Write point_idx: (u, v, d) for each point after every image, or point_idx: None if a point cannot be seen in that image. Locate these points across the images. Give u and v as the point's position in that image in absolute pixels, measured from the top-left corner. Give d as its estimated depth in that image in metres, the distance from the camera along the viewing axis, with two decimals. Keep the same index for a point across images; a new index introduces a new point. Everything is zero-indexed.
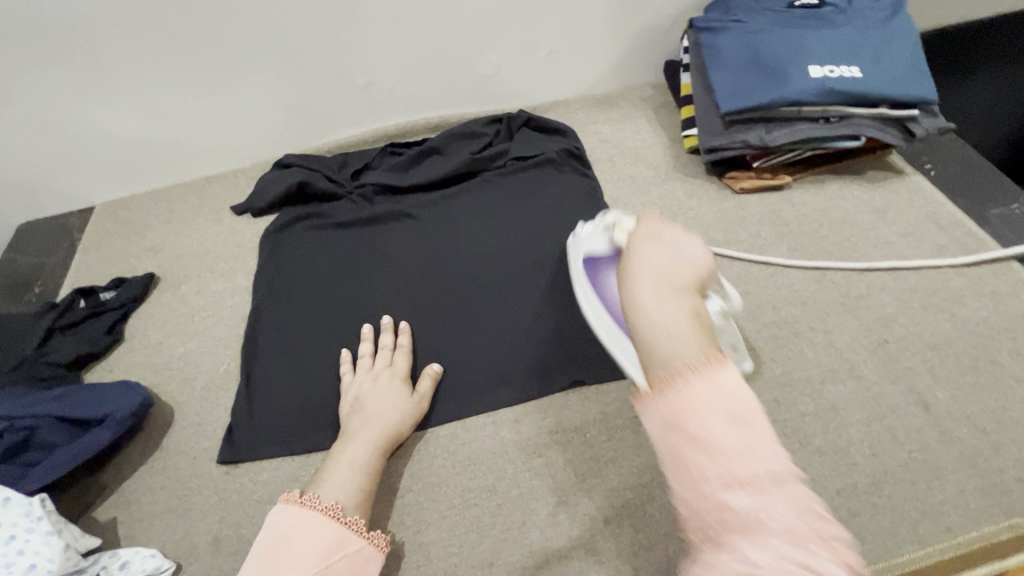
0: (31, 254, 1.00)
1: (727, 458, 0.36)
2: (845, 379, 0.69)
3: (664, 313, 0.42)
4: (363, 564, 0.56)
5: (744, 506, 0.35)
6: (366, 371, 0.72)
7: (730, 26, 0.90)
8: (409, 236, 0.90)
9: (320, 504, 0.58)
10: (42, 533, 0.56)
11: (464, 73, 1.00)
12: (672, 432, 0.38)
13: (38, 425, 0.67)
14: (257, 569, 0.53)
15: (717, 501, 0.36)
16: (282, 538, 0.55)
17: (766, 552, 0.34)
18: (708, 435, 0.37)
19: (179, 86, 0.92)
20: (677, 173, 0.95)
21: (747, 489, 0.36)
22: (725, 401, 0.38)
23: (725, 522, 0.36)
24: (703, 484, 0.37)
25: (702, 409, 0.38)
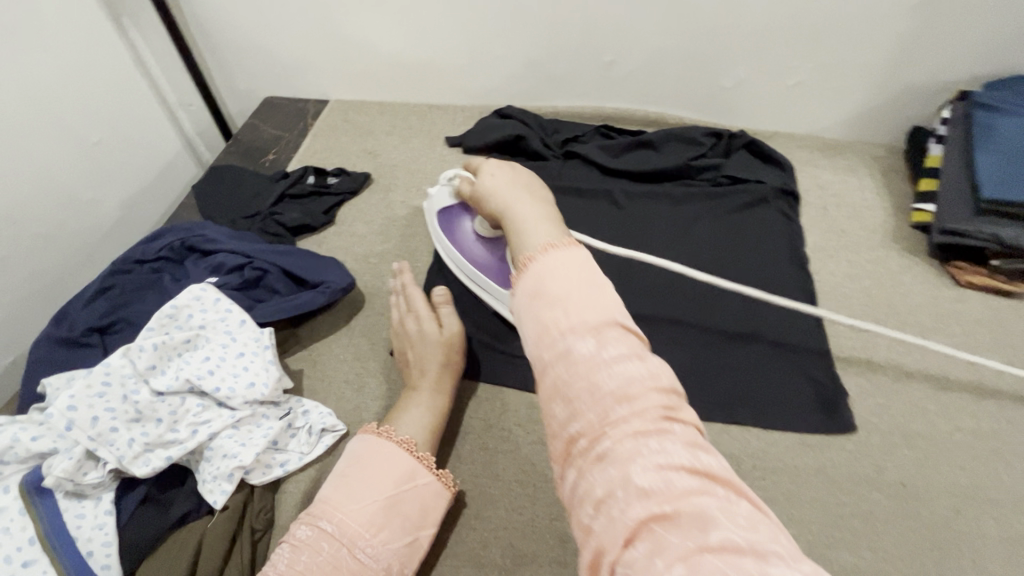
0: (272, 125, 1.13)
1: (607, 372, 0.39)
2: None
3: (540, 241, 0.49)
4: (433, 498, 0.60)
5: (603, 376, 0.39)
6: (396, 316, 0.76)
7: (1015, 112, 0.83)
8: (602, 219, 0.93)
9: (397, 437, 0.62)
10: (264, 361, 0.65)
11: (704, 79, 0.99)
12: (542, 308, 0.43)
13: (270, 271, 0.76)
14: (339, 486, 0.58)
15: (612, 429, 0.37)
16: (356, 461, 0.60)
17: (647, 469, 0.35)
18: (563, 295, 0.43)
19: (442, 17, 0.99)
20: (895, 244, 0.89)
21: (595, 363, 0.39)
22: (579, 270, 0.44)
23: (617, 445, 0.36)
24: (568, 352, 0.40)
25: (562, 291, 0.43)
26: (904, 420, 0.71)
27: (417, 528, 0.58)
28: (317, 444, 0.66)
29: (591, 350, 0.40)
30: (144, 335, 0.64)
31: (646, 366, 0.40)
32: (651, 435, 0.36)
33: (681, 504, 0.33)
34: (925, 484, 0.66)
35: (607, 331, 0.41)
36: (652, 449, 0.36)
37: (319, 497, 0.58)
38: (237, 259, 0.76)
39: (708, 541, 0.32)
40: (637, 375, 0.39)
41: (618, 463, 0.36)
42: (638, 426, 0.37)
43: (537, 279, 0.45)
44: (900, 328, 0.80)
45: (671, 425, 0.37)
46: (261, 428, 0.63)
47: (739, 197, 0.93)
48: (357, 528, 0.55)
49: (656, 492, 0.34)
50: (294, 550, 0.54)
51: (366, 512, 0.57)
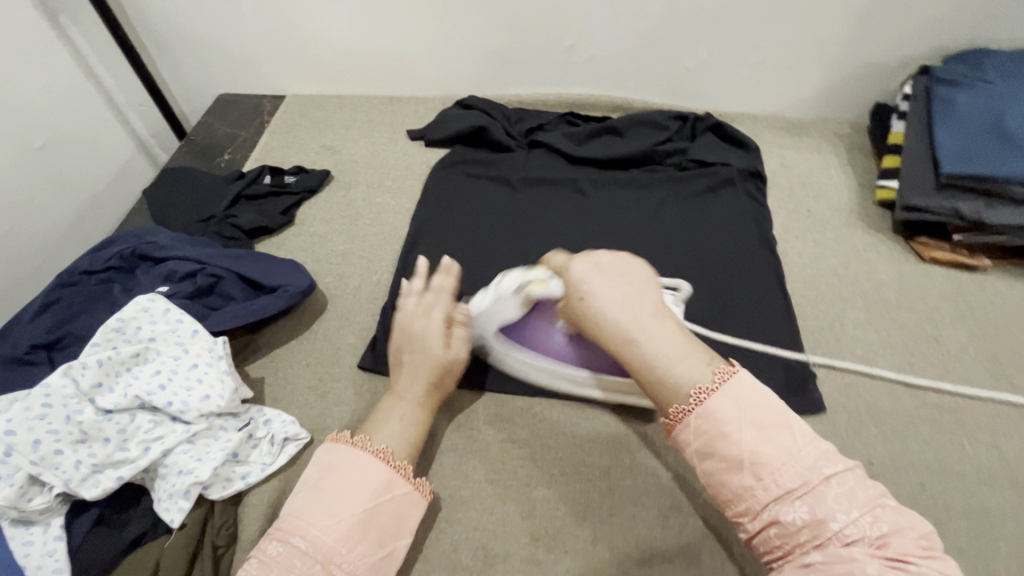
0: (226, 123, 1.09)
1: (781, 470, 0.43)
2: (1005, 488, 0.64)
3: (678, 361, 0.49)
4: (409, 507, 0.59)
5: (791, 503, 0.42)
6: (413, 306, 0.67)
7: (973, 85, 0.83)
8: (567, 209, 0.91)
9: (373, 447, 0.59)
10: (219, 371, 0.62)
11: (667, 62, 0.98)
12: (708, 440, 0.46)
13: (224, 277, 0.73)
14: (313, 502, 0.55)
15: (817, 527, 0.41)
16: (331, 473, 0.57)
17: (821, 551, 0.40)
18: (733, 416, 0.46)
19: (398, 6, 0.96)
20: (861, 222, 0.89)
21: (776, 474, 0.43)
22: (700, 365, 0.49)
23: (805, 522, 0.42)
24: (734, 461, 0.45)
25: (731, 407, 0.46)
26: (871, 397, 0.72)
27: (392, 539, 0.57)
28: (279, 453, 0.65)
29: (742, 448, 0.45)
30: (89, 350, 0.61)
31: (823, 467, 0.43)
32: (848, 542, 0.40)
33: (839, 562, 0.39)
34: (893, 460, 0.66)
35: (773, 433, 0.45)
36: (852, 563, 0.39)
37: (290, 515, 0.54)
38: (189, 265, 0.73)
39: None
40: (808, 459, 0.44)
41: (824, 553, 0.40)
42: (841, 525, 0.41)
43: (705, 408, 0.46)
44: (867, 306, 0.80)
45: (884, 555, 0.39)
46: (219, 441, 0.61)
47: (706, 180, 0.92)
48: (333, 544, 0.52)
49: (821, 558, 0.40)
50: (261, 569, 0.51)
51: (343, 527, 0.54)
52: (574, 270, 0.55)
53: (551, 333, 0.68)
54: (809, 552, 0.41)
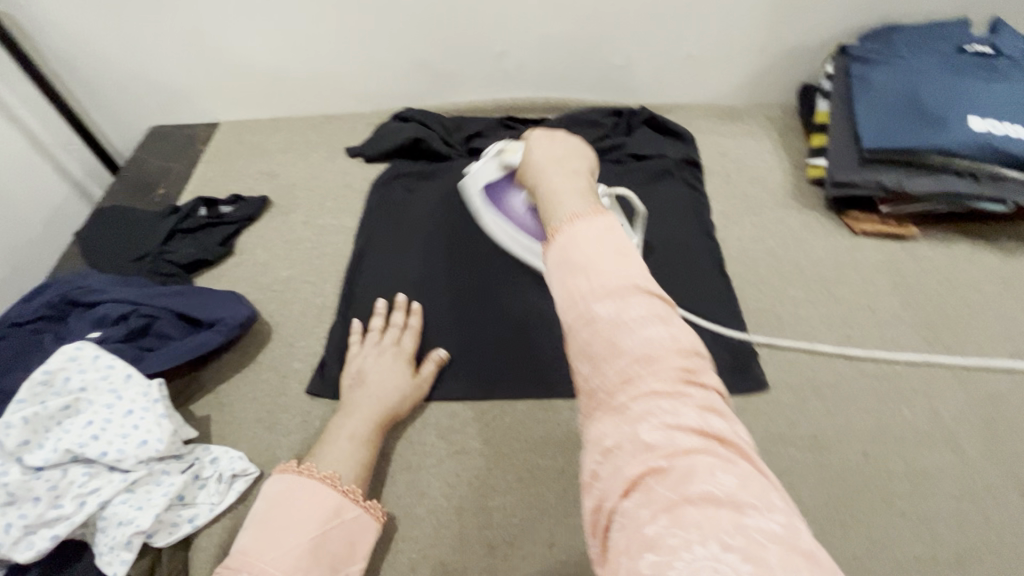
0: (159, 156, 1.06)
1: (632, 322, 0.36)
2: (941, 448, 0.67)
3: (566, 197, 0.43)
4: (361, 531, 0.59)
5: (628, 361, 0.35)
6: (372, 345, 0.73)
7: (888, 61, 0.85)
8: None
9: (320, 473, 0.60)
10: (155, 415, 0.61)
11: (597, 59, 0.99)
12: (574, 274, 0.38)
13: (159, 316, 0.72)
14: (259, 535, 0.55)
15: (655, 391, 0.34)
16: (280, 502, 0.57)
17: (655, 428, 0.32)
18: (587, 261, 0.38)
19: (321, 24, 0.95)
20: (795, 202, 0.91)
21: (619, 321, 0.36)
22: (609, 238, 0.40)
23: (612, 372, 0.35)
24: (591, 318, 0.36)
25: (591, 257, 0.38)
26: (813, 373, 0.74)
27: (345, 565, 0.57)
28: (228, 491, 0.63)
29: (633, 338, 0.35)
30: (15, 407, 0.59)
31: (668, 328, 0.36)
32: (680, 407, 0.33)
33: (679, 460, 0.31)
34: (836, 432, 0.68)
35: (632, 294, 0.37)
36: (664, 411, 0.33)
37: (237, 549, 0.55)
38: (121, 308, 0.71)
39: (689, 494, 0.30)
40: (660, 339, 0.35)
41: (628, 420, 0.33)
42: (668, 405, 0.33)
43: (566, 245, 0.39)
44: (804, 284, 0.82)
45: (693, 399, 0.34)
46: (162, 486, 0.59)
47: (645, 173, 0.93)
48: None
49: (659, 457, 0.31)
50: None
51: (292, 558, 0.54)
52: (531, 144, 0.51)
53: (516, 199, 0.76)
54: (618, 434, 0.33)
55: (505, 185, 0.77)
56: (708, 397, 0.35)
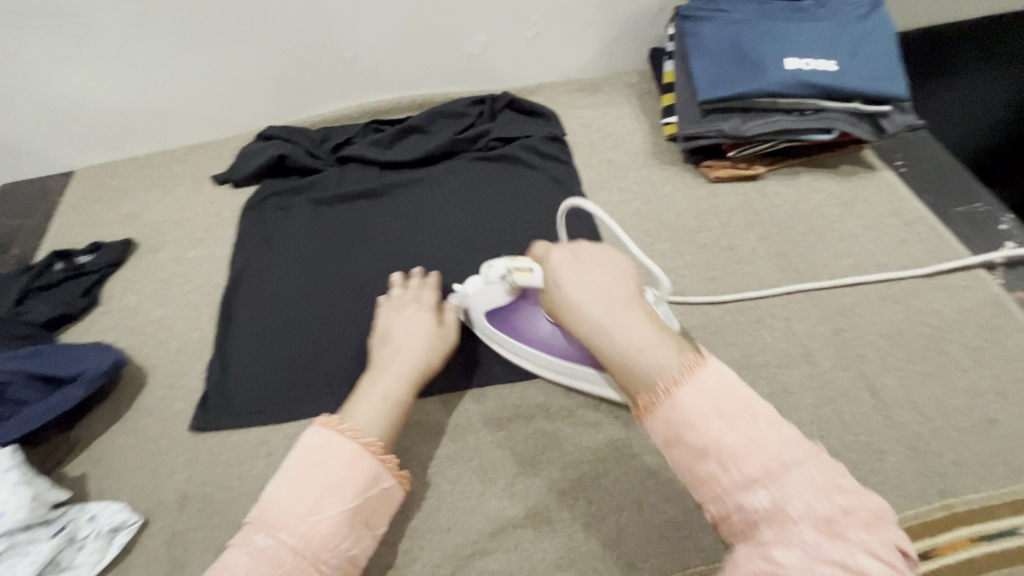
0: (10, 216, 1.00)
1: (723, 413, 0.44)
2: (799, 364, 0.72)
3: (612, 324, 0.50)
4: (390, 500, 0.56)
5: (752, 463, 0.42)
6: (392, 305, 0.72)
7: (712, 15, 0.89)
8: (386, 217, 0.90)
9: (361, 437, 0.55)
10: (10, 485, 0.58)
11: (450, 51, 1.00)
12: (661, 414, 0.45)
13: (11, 381, 0.67)
14: (298, 493, 0.51)
15: (736, 488, 0.42)
16: (324, 465, 0.52)
17: (767, 493, 0.41)
18: (690, 410, 0.44)
19: (159, 54, 0.92)
20: (655, 161, 0.96)
21: (706, 425, 0.44)
22: (642, 339, 0.49)
23: (727, 454, 0.43)
24: (705, 444, 0.43)
25: (688, 398, 0.45)
26: (683, 317, 0.78)
27: (374, 530, 0.55)
28: (109, 546, 0.62)
29: (707, 437, 0.43)
30: None
31: (768, 425, 0.44)
32: (787, 476, 0.41)
33: (792, 534, 0.39)
34: None
35: (700, 374, 0.45)
36: (780, 487, 0.41)
37: (270, 500, 0.51)
38: None
39: (843, 532, 0.39)
40: (768, 439, 0.43)
41: (765, 484, 0.41)
42: (784, 477, 0.41)
43: (647, 374, 0.47)
44: (670, 236, 0.86)
45: (797, 474, 0.41)
46: (29, 555, 0.57)
47: (512, 155, 0.95)
48: (322, 542, 0.50)
49: (774, 529, 0.40)
50: (253, 560, 0.48)
51: (336, 523, 0.51)
52: (554, 261, 0.56)
53: (543, 323, 0.67)
54: (742, 517, 0.42)
55: (523, 313, 0.68)
56: (830, 477, 0.42)
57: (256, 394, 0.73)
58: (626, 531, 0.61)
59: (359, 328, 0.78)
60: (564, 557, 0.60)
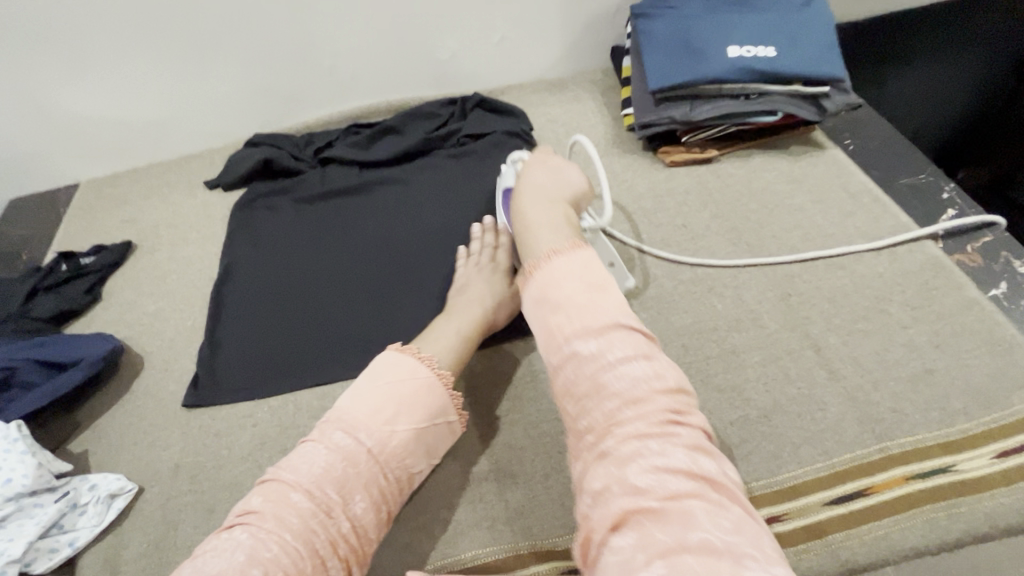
0: (20, 227, 1.07)
1: (607, 344, 0.50)
2: (748, 327, 0.76)
3: (537, 240, 0.61)
4: (447, 435, 0.63)
5: (626, 412, 0.47)
6: (473, 264, 0.79)
7: (661, 13, 0.96)
8: (365, 212, 0.96)
9: (436, 368, 0.63)
10: (18, 453, 0.63)
11: (422, 58, 1.07)
12: (548, 308, 0.54)
13: (18, 366, 0.74)
14: (376, 404, 0.58)
15: (630, 443, 0.46)
16: (399, 381, 0.60)
17: (645, 471, 0.44)
18: (567, 304, 0.53)
19: (153, 72, 1.00)
20: (617, 149, 1.01)
21: (601, 365, 0.49)
22: (582, 271, 0.55)
23: (591, 390, 0.49)
24: (577, 359, 0.50)
25: (572, 300, 0.53)
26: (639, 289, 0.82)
27: (429, 459, 0.61)
28: (108, 511, 0.67)
29: (597, 367, 0.49)
30: None
31: (654, 377, 0.48)
32: (649, 442, 0.45)
33: (670, 505, 0.42)
34: (661, 334, 0.77)
35: (613, 334, 0.50)
36: (646, 452, 0.45)
37: (345, 406, 0.59)
38: None
39: (689, 540, 0.40)
40: (643, 378, 0.48)
41: (621, 462, 0.45)
42: (653, 445, 0.45)
43: (543, 289, 0.55)
44: (629, 215, 0.91)
45: (671, 435, 0.46)
46: (35, 517, 0.62)
47: (481, 148, 1.01)
48: (391, 453, 0.57)
49: (651, 495, 0.43)
50: (328, 457, 0.55)
51: (406, 440, 0.58)
52: (526, 178, 0.70)
53: None
54: (615, 479, 0.45)
55: None
56: (691, 438, 0.46)
57: (243, 373, 0.78)
58: None
59: (339, 310, 0.84)
60: (525, 507, 0.64)
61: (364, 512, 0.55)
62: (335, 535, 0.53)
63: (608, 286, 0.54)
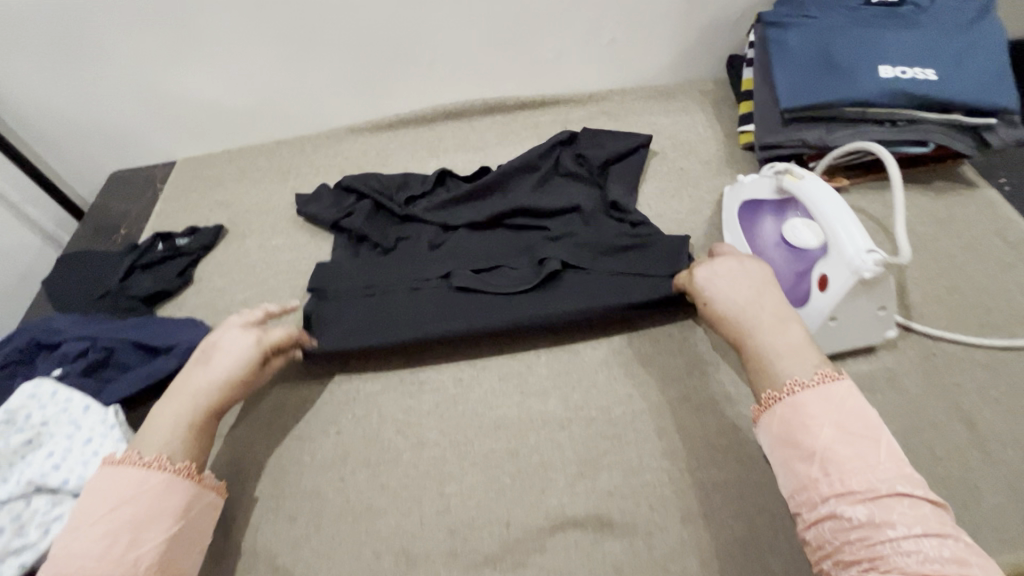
0: (119, 200, 1.10)
1: (793, 355, 0.54)
2: (884, 388, 0.67)
3: (788, 362, 0.54)
4: (192, 503, 0.57)
5: (882, 513, 0.43)
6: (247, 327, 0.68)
7: (799, 23, 0.86)
8: (496, 287, 0.75)
9: (145, 458, 0.56)
10: (114, 441, 0.63)
11: (526, 57, 1.02)
12: (785, 412, 0.51)
13: (117, 348, 0.75)
14: (88, 508, 0.53)
15: (861, 469, 0.46)
16: (118, 467, 0.55)
17: (861, 504, 0.44)
18: (772, 339, 0.56)
19: (257, 54, 0.99)
20: (729, 170, 0.94)
21: (825, 408, 0.49)
22: (757, 295, 0.59)
23: (805, 428, 0.49)
24: (798, 406, 0.50)
25: (763, 320, 0.57)
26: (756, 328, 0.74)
27: (182, 520, 0.55)
28: None
29: (801, 396, 0.51)
30: None
31: (865, 413, 0.49)
32: (885, 473, 0.45)
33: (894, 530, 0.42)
34: None
35: (831, 379, 0.51)
36: (872, 478, 0.45)
37: (64, 531, 0.52)
38: (80, 344, 0.74)
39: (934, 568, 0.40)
40: (858, 405, 0.49)
41: (850, 492, 0.45)
42: (894, 486, 0.44)
43: (748, 328, 0.57)
44: None
45: (904, 473, 0.45)
46: None
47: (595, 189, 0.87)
48: (152, 513, 0.53)
49: (878, 522, 0.43)
50: (87, 537, 0.51)
51: (179, 491, 0.56)
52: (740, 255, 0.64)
53: (768, 231, 0.74)
54: (828, 498, 0.46)
55: (764, 213, 0.75)
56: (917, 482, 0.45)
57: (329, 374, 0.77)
58: (690, 545, 0.59)
59: None
60: (625, 564, 0.58)
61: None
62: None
63: (878, 435, 0.48)
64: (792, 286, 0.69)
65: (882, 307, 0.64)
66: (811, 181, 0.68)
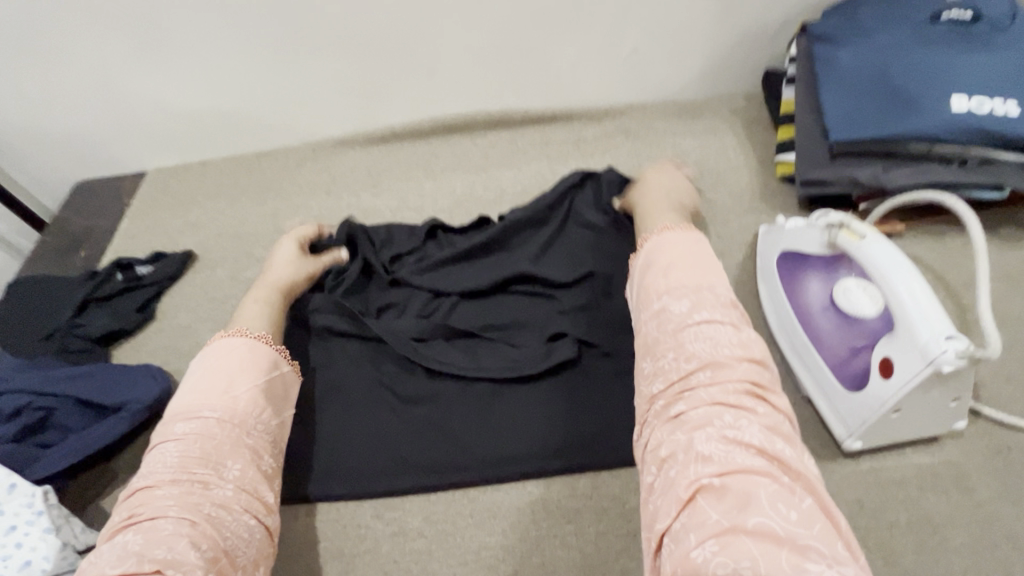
0: (82, 215, 0.99)
1: (686, 293, 0.54)
2: (948, 488, 0.57)
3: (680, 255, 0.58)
4: (287, 385, 0.61)
5: (715, 443, 0.44)
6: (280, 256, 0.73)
7: (851, 39, 0.75)
8: (483, 368, 0.67)
9: (251, 333, 0.61)
10: (41, 530, 0.54)
11: (536, 66, 0.90)
12: (647, 277, 0.58)
13: (57, 407, 0.65)
14: (203, 391, 0.55)
15: (707, 412, 0.47)
16: (220, 359, 0.57)
17: (714, 441, 0.44)
18: (669, 265, 0.57)
19: (232, 58, 0.88)
20: (763, 206, 0.82)
21: (685, 326, 0.52)
22: (689, 247, 0.59)
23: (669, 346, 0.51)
24: (663, 314, 0.54)
25: (677, 258, 0.58)
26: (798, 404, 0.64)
27: (284, 408, 0.60)
28: None
29: (680, 318, 0.53)
30: None
31: (743, 358, 0.49)
32: (725, 417, 0.46)
33: (736, 477, 0.42)
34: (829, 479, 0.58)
35: (706, 294, 0.54)
36: (718, 429, 0.45)
37: (179, 410, 0.54)
38: (15, 402, 0.65)
39: (746, 525, 0.39)
40: (726, 342, 0.50)
41: (687, 429, 0.46)
42: (728, 417, 0.46)
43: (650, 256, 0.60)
44: None
45: (766, 431, 0.45)
46: None
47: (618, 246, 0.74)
48: (245, 409, 0.55)
49: (713, 462, 0.43)
50: (177, 446, 0.51)
51: (263, 352, 0.60)
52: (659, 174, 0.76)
53: (816, 293, 0.62)
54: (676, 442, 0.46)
55: (810, 271, 0.64)
56: (781, 437, 0.45)
57: None
58: None
59: None
60: None
61: (248, 421, 0.54)
62: (227, 526, 0.48)
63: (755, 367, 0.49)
64: (845, 364, 0.58)
65: (956, 398, 0.54)
66: (875, 241, 0.57)
